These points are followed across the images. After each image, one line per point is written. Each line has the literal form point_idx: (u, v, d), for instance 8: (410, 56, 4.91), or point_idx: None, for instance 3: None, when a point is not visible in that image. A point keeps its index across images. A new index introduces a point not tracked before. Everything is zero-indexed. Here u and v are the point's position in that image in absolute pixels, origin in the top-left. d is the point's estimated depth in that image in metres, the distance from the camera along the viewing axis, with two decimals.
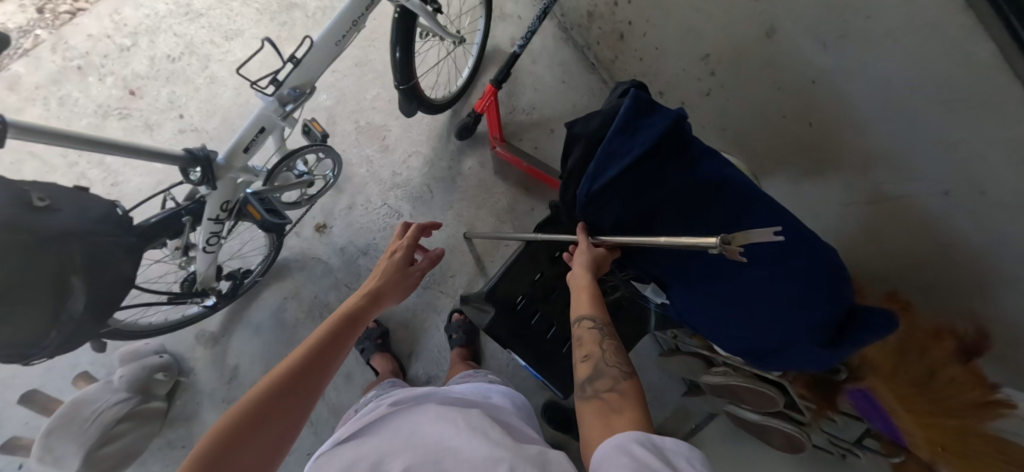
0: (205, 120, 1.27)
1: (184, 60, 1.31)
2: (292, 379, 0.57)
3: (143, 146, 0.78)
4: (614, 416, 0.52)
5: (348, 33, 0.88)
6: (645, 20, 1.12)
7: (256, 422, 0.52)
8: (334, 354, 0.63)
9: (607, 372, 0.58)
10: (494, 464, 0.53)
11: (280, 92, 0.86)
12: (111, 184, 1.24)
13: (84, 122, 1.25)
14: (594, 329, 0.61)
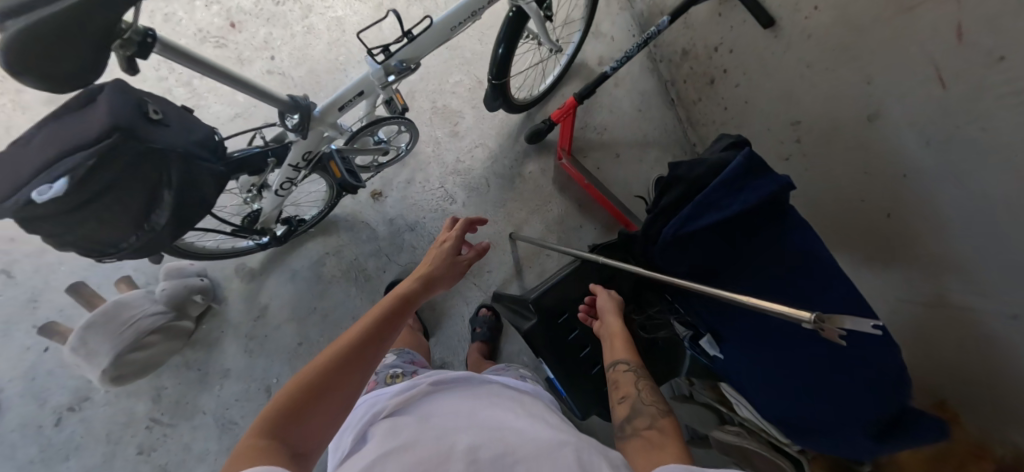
0: (294, 67, 1.31)
1: (287, 5, 1.35)
2: (350, 355, 0.61)
3: (250, 83, 0.78)
4: (656, 448, 0.63)
5: (464, 21, 0.90)
6: (741, 72, 1.12)
7: (319, 394, 0.56)
8: (389, 332, 0.67)
9: (644, 410, 0.70)
10: (560, 448, 0.59)
11: (388, 62, 0.87)
12: (193, 106, 1.29)
13: (182, 42, 1.30)
14: (628, 371, 0.76)
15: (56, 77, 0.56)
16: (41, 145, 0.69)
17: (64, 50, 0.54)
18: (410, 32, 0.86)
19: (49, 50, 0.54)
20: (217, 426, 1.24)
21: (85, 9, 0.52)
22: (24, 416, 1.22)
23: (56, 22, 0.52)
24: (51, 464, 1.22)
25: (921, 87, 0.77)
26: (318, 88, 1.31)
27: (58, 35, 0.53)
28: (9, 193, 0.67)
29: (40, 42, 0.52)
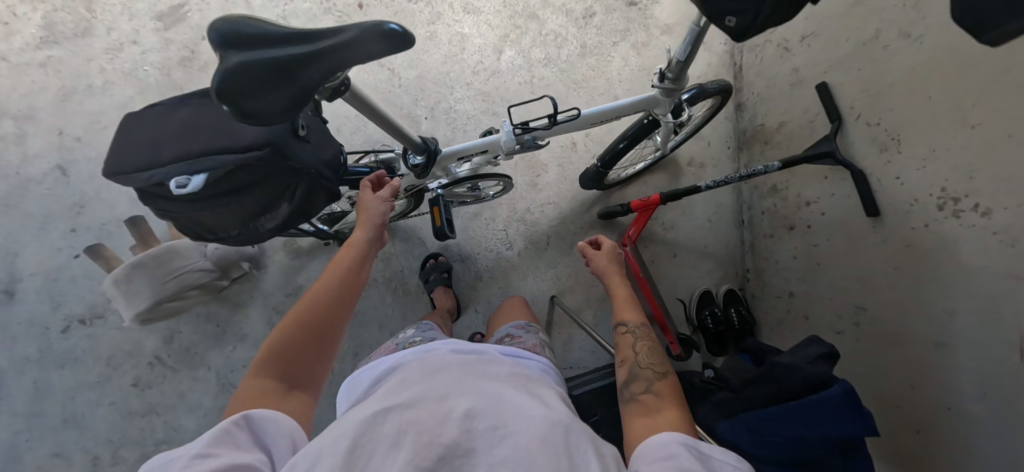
0: (405, 69, 1.31)
1: (417, 4, 1.33)
2: (312, 319, 0.70)
3: (396, 121, 0.79)
4: (655, 414, 0.62)
5: (604, 120, 0.91)
6: (825, 236, 1.14)
7: (298, 346, 0.68)
8: (350, 287, 0.75)
9: (640, 372, 0.69)
10: (552, 426, 0.54)
11: (523, 136, 0.87)
12: None
13: (306, 8, 1.29)
14: (628, 332, 0.76)
15: (249, 115, 0.53)
16: (186, 126, 0.68)
17: (269, 87, 0.52)
18: (556, 118, 0.85)
19: (255, 85, 0.51)
20: (218, 383, 1.26)
21: (310, 53, 0.52)
22: (36, 312, 1.22)
23: (278, 61, 0.51)
24: (47, 366, 1.22)
25: (1002, 353, 0.80)
26: (421, 97, 1.31)
27: (273, 74, 0.51)
28: (142, 166, 0.65)
29: (250, 74, 0.51)
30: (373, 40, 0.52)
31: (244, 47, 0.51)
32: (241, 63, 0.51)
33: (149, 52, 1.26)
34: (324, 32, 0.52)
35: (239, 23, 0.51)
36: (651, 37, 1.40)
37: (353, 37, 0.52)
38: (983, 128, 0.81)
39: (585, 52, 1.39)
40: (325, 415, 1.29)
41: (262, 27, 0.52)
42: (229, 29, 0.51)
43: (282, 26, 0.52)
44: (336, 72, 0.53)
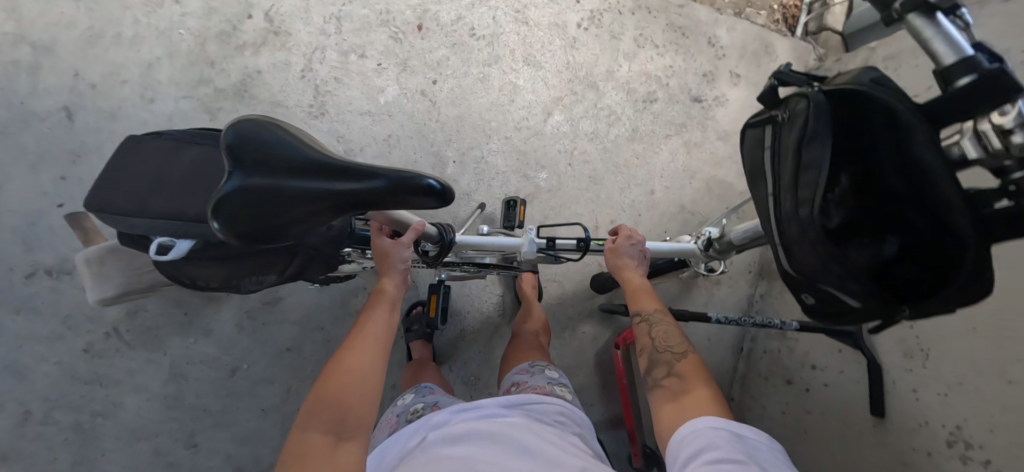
0: (448, 105, 1.24)
1: (478, 41, 1.25)
2: (347, 381, 0.65)
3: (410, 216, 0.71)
4: (682, 397, 0.71)
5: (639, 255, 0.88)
6: (818, 411, 1.09)
7: (340, 412, 0.62)
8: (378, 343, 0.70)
9: (660, 358, 0.77)
10: None
11: (547, 252, 0.82)
12: (332, 77, 1.21)
13: (364, 16, 1.21)
14: (644, 321, 0.83)
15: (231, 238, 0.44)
16: (189, 175, 0.60)
17: (263, 216, 0.43)
18: (586, 246, 0.80)
19: (245, 209, 0.42)
20: (170, 372, 1.22)
21: (324, 187, 0.43)
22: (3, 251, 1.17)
23: (295, 190, 0.43)
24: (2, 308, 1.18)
25: None
26: (455, 138, 1.24)
27: (274, 201, 0.43)
28: (127, 211, 0.58)
29: (246, 196, 0.42)
30: (401, 192, 0.44)
31: (251, 161, 0.43)
32: (241, 180, 0.42)
33: (190, 17, 1.19)
34: (352, 164, 0.44)
35: (259, 131, 0.44)
36: (706, 138, 1.35)
37: (379, 182, 0.44)
38: (1020, 387, 0.77)
39: (634, 137, 1.32)
40: (269, 430, 1.26)
41: (283, 141, 0.44)
42: (244, 134, 0.44)
43: (306, 147, 0.45)
44: (352, 212, 0.46)
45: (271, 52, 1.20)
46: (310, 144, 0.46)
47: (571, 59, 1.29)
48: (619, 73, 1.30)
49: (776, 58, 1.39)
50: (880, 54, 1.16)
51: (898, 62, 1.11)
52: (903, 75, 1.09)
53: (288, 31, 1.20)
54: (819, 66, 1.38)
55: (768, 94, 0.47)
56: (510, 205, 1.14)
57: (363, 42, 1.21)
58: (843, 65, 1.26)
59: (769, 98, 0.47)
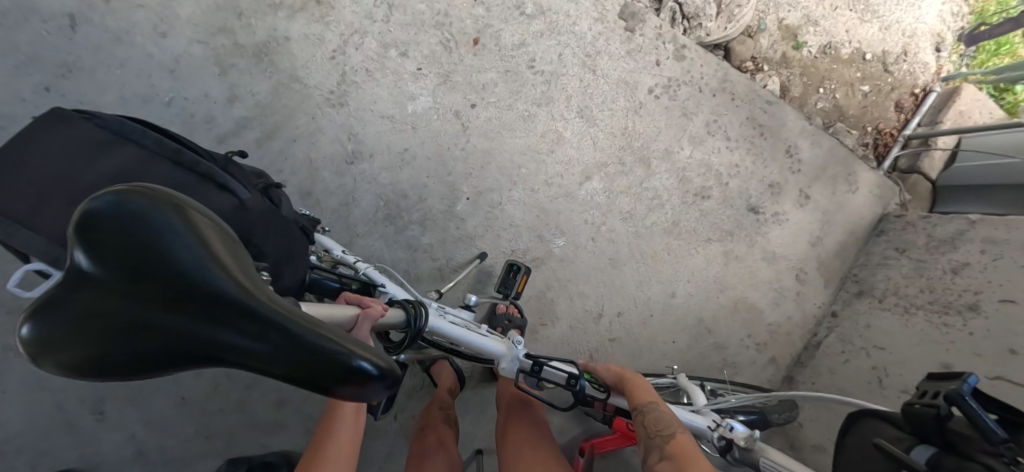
0: (480, 135, 1.09)
1: (535, 75, 1.10)
2: None
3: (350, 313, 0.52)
4: None
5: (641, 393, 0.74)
6: None
7: None
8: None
9: (650, 440, 0.67)
10: None
11: (529, 377, 0.68)
12: (363, 68, 1.07)
13: (419, 12, 1.07)
14: (640, 416, 0.70)
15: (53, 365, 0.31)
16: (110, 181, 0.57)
17: (91, 349, 0.30)
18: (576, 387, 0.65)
19: (75, 332, 0.30)
20: None
21: (201, 329, 0.31)
22: None
23: (132, 312, 0.30)
24: None
25: None
26: (476, 174, 1.10)
27: (124, 330, 0.30)
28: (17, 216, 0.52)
29: (89, 316, 0.30)
30: (302, 371, 0.30)
31: (120, 261, 0.31)
32: (94, 289, 0.31)
33: None
34: (254, 304, 0.31)
35: (152, 215, 0.33)
36: (749, 254, 1.19)
37: (279, 346, 0.30)
38: None
39: (670, 230, 1.17)
40: (181, 420, 1.16)
41: (176, 239, 0.32)
42: (128, 214, 0.33)
43: (204, 254, 0.32)
44: (201, 364, 0.31)
45: (306, 21, 1.06)
46: (220, 248, 0.34)
47: (630, 125, 1.14)
48: (678, 156, 1.15)
49: (857, 189, 1.22)
50: (978, 233, 0.99)
51: (1001, 251, 0.92)
52: (999, 269, 0.91)
53: (331, 2, 1.06)
54: (902, 214, 1.20)
55: (935, 428, 0.45)
56: (512, 270, 0.98)
57: (410, 39, 1.07)
58: (930, 226, 1.08)
59: (936, 435, 0.45)
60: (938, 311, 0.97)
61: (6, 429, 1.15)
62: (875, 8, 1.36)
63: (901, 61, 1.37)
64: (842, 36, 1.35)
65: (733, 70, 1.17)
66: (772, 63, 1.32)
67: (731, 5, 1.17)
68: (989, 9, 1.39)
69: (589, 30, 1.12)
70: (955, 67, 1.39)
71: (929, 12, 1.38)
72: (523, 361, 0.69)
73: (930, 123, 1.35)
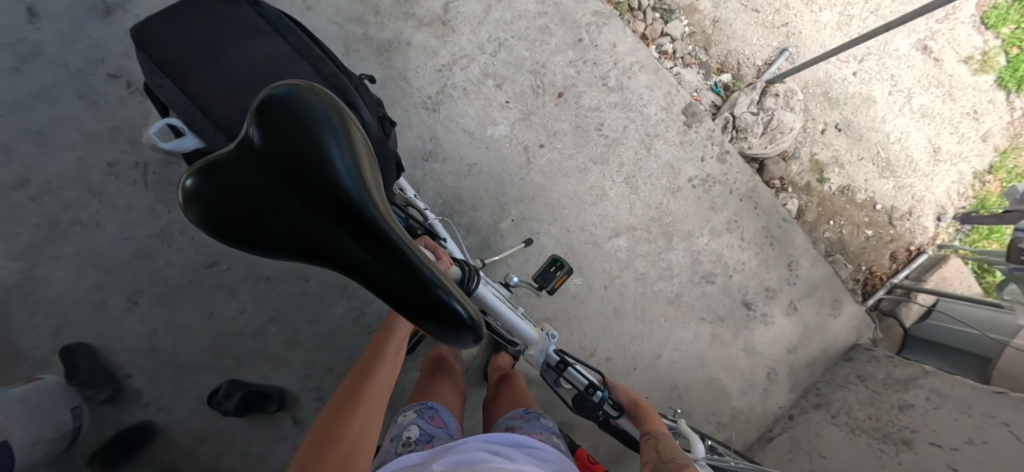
0: (541, 171, 1.26)
1: (601, 138, 1.28)
2: (333, 433, 0.66)
3: None
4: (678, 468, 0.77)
5: (652, 418, 0.95)
6: None
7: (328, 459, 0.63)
8: (369, 401, 0.71)
9: (655, 446, 0.86)
10: None
11: (551, 369, 0.95)
12: (462, 87, 1.24)
13: (522, 57, 1.25)
14: (650, 435, 0.90)
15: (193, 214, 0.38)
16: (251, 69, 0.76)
17: (233, 213, 0.37)
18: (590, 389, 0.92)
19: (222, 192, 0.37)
20: (161, 228, 1.24)
21: (325, 220, 0.37)
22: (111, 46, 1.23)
23: (271, 191, 0.37)
24: (71, 88, 1.24)
25: None
26: (526, 201, 1.25)
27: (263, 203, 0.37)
28: (172, 73, 0.73)
29: (237, 179, 0.37)
30: (394, 276, 0.36)
31: (274, 142, 0.38)
32: (248, 157, 0.38)
33: None
34: (367, 207, 0.37)
35: (311, 108, 0.41)
36: (733, 342, 1.34)
37: (386, 256, 0.36)
38: None
39: (672, 300, 1.32)
40: (200, 332, 1.26)
41: (327, 135, 0.40)
42: (291, 99, 0.40)
43: (344, 152, 0.40)
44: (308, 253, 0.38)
45: (428, 34, 1.24)
46: (355, 156, 0.41)
47: (665, 202, 1.31)
48: (697, 240, 1.32)
49: (839, 314, 1.38)
50: (927, 381, 1.16)
51: (942, 402, 1.08)
52: (935, 415, 1.07)
53: (454, 26, 1.24)
54: (870, 348, 1.37)
55: None
56: (554, 266, 1.08)
57: (508, 77, 1.25)
58: (891, 366, 1.26)
59: None
60: (878, 438, 1.10)
61: (45, 291, 1.24)
62: (895, 169, 1.56)
63: (905, 219, 1.57)
64: (860, 183, 1.54)
65: (762, 185, 1.35)
66: (797, 187, 1.51)
67: (776, 130, 1.37)
68: (989, 200, 1.61)
69: (654, 114, 1.30)
70: (949, 238, 1.59)
71: (939, 186, 1.59)
72: (549, 354, 0.95)
73: (916, 278, 1.54)
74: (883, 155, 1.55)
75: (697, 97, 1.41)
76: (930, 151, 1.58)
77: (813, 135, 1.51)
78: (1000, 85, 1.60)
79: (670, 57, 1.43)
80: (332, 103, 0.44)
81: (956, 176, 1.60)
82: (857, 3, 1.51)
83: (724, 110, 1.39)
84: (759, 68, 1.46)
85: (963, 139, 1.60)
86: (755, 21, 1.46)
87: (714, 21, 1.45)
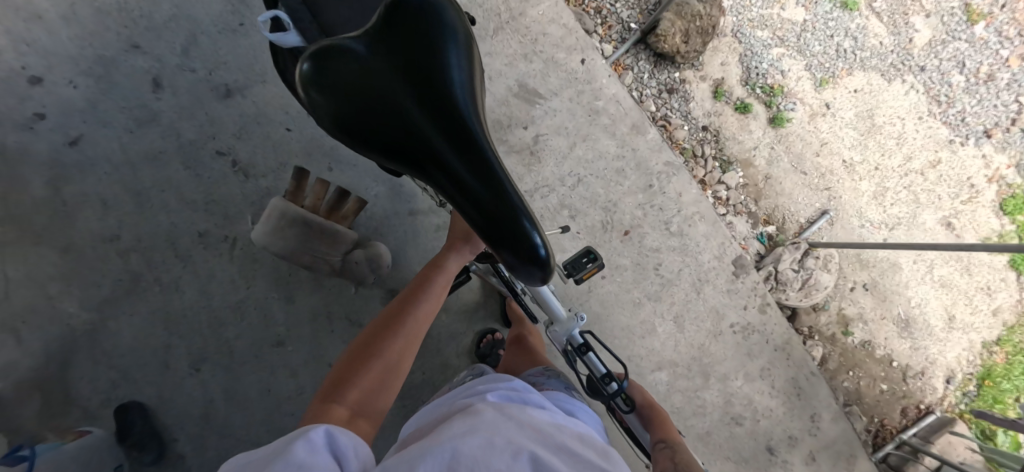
0: (599, 300, 1.36)
1: (656, 278, 1.39)
2: (361, 348, 0.75)
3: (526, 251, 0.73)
4: None
5: (663, 423, 0.96)
6: None
7: (354, 368, 0.72)
8: (403, 326, 0.78)
9: (666, 459, 0.86)
10: (602, 457, 0.57)
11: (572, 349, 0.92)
12: (539, 213, 1.35)
13: (597, 194, 1.37)
14: (662, 445, 0.90)
15: (317, 93, 0.51)
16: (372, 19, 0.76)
17: (354, 91, 0.51)
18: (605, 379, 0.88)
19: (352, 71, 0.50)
20: (237, 301, 1.29)
21: (424, 105, 0.50)
22: (225, 126, 1.33)
23: (387, 78, 0.50)
24: (179, 158, 1.31)
25: None
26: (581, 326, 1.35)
27: (386, 96, 0.50)
28: None
29: (362, 65, 0.51)
30: (480, 176, 0.46)
31: (397, 42, 0.52)
32: (376, 53, 0.51)
33: (491, 93, 1.36)
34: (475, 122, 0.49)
35: (449, 32, 0.54)
36: None
37: (463, 140, 0.48)
38: None
39: (702, 437, 1.39)
40: (253, 405, 1.28)
41: (454, 56, 0.53)
42: (434, 18, 0.53)
43: (450, 55, 0.52)
44: (400, 126, 0.50)
45: (515, 161, 1.35)
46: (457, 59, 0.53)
47: (707, 343, 1.40)
48: (731, 383, 1.41)
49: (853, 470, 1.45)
50: None
51: None
52: None
53: (540, 158, 1.36)
54: None
55: None
56: (588, 258, 0.96)
57: (582, 209, 1.37)
58: None
59: None
60: None
61: (111, 346, 1.27)
62: (912, 330, 1.67)
63: (917, 377, 1.67)
64: (880, 340, 1.65)
65: (796, 339, 1.45)
66: (823, 336, 1.61)
67: (812, 288, 1.49)
68: (996, 370, 1.72)
69: (707, 262, 1.41)
70: (956, 400, 1.69)
71: (950, 351, 1.70)
72: (573, 336, 0.93)
73: (924, 438, 1.63)
74: (904, 317, 1.67)
75: (744, 244, 1.53)
76: (946, 318, 1.70)
77: (843, 291, 1.63)
78: (1012, 265, 1.75)
79: (723, 204, 1.56)
80: (465, 28, 0.56)
81: (967, 343, 1.71)
82: (893, 177, 1.66)
83: (767, 263, 1.51)
84: (801, 225, 1.59)
85: (976, 311, 1.72)
86: (802, 181, 1.61)
87: (766, 177, 1.59)
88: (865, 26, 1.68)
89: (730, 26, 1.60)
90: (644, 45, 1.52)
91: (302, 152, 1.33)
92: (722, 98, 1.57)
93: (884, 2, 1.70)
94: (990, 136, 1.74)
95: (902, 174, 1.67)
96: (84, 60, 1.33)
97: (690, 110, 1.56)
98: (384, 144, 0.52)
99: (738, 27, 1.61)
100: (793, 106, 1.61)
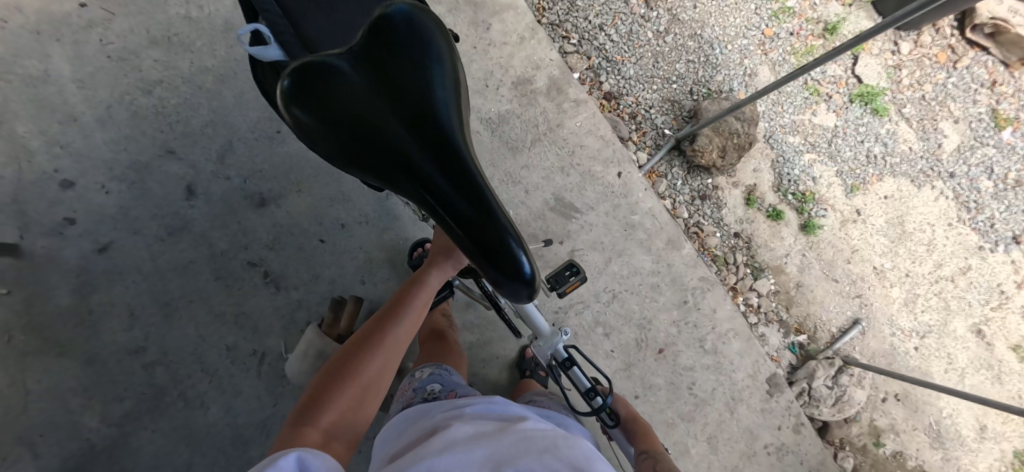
0: None
1: (691, 397, 1.36)
2: (335, 369, 0.69)
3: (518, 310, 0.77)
4: None
5: (646, 432, 0.97)
6: None
7: (327, 390, 0.67)
8: (382, 343, 0.71)
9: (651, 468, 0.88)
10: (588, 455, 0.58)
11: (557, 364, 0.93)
12: (572, 329, 1.33)
13: (631, 310, 1.35)
14: (644, 455, 0.91)
15: (300, 111, 0.52)
16: None
17: (337, 111, 0.51)
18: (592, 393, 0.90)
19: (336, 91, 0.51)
20: (261, 417, 1.27)
21: (407, 125, 0.50)
22: (258, 236, 1.32)
23: (370, 99, 0.51)
24: (209, 268, 1.30)
25: None
26: None
27: (369, 115, 0.51)
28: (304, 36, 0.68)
29: (346, 87, 0.52)
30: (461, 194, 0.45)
31: (381, 65, 0.53)
32: (361, 75, 0.52)
33: (527, 206, 1.35)
34: (459, 141, 0.49)
35: (433, 54, 0.55)
36: None
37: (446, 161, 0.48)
38: None
39: None
40: None
41: (437, 76, 0.54)
42: (418, 40, 0.54)
43: (432, 76, 0.53)
44: (381, 143, 0.51)
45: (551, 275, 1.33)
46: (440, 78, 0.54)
47: (742, 465, 1.36)
48: None
49: None
50: None
51: None
52: None
53: None
54: None
55: None
56: (571, 271, 0.94)
57: (616, 326, 1.34)
58: None
59: None
60: None
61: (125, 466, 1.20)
62: (944, 440, 1.64)
63: None
64: (913, 451, 1.61)
65: (831, 460, 1.41)
66: (854, 447, 1.57)
67: (846, 404, 1.46)
68: None
69: (741, 380, 1.39)
70: None
71: (983, 461, 1.66)
72: (557, 350, 0.93)
73: None
74: (935, 426, 1.63)
75: (776, 356, 1.51)
76: (977, 427, 1.67)
77: (874, 402, 1.60)
78: None
79: (755, 311, 1.54)
80: (449, 48, 0.57)
81: (1000, 453, 1.67)
82: (924, 283, 1.65)
83: (801, 378, 1.48)
84: (833, 333, 1.57)
85: (1007, 419, 1.69)
86: (834, 289, 1.59)
87: (798, 285, 1.57)
88: (894, 132, 1.69)
89: (762, 133, 1.62)
90: (678, 152, 1.52)
91: (333, 263, 1.34)
92: (754, 204, 1.57)
93: (913, 107, 1.71)
94: (1019, 241, 1.73)
95: (933, 280, 1.66)
96: (118, 165, 1.31)
97: (722, 217, 1.55)
98: (367, 162, 0.52)
99: (769, 134, 1.62)
100: (824, 213, 1.61)
